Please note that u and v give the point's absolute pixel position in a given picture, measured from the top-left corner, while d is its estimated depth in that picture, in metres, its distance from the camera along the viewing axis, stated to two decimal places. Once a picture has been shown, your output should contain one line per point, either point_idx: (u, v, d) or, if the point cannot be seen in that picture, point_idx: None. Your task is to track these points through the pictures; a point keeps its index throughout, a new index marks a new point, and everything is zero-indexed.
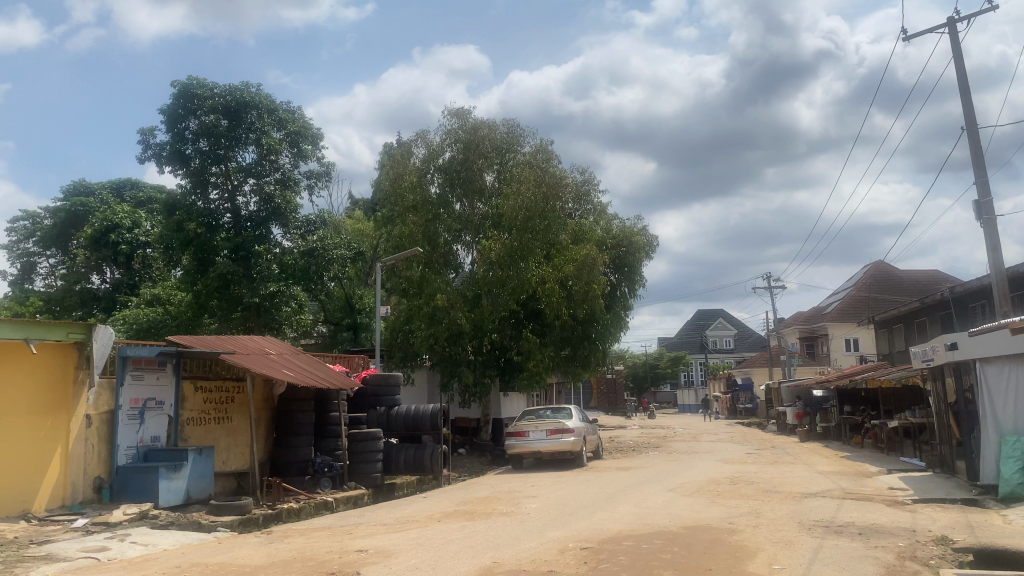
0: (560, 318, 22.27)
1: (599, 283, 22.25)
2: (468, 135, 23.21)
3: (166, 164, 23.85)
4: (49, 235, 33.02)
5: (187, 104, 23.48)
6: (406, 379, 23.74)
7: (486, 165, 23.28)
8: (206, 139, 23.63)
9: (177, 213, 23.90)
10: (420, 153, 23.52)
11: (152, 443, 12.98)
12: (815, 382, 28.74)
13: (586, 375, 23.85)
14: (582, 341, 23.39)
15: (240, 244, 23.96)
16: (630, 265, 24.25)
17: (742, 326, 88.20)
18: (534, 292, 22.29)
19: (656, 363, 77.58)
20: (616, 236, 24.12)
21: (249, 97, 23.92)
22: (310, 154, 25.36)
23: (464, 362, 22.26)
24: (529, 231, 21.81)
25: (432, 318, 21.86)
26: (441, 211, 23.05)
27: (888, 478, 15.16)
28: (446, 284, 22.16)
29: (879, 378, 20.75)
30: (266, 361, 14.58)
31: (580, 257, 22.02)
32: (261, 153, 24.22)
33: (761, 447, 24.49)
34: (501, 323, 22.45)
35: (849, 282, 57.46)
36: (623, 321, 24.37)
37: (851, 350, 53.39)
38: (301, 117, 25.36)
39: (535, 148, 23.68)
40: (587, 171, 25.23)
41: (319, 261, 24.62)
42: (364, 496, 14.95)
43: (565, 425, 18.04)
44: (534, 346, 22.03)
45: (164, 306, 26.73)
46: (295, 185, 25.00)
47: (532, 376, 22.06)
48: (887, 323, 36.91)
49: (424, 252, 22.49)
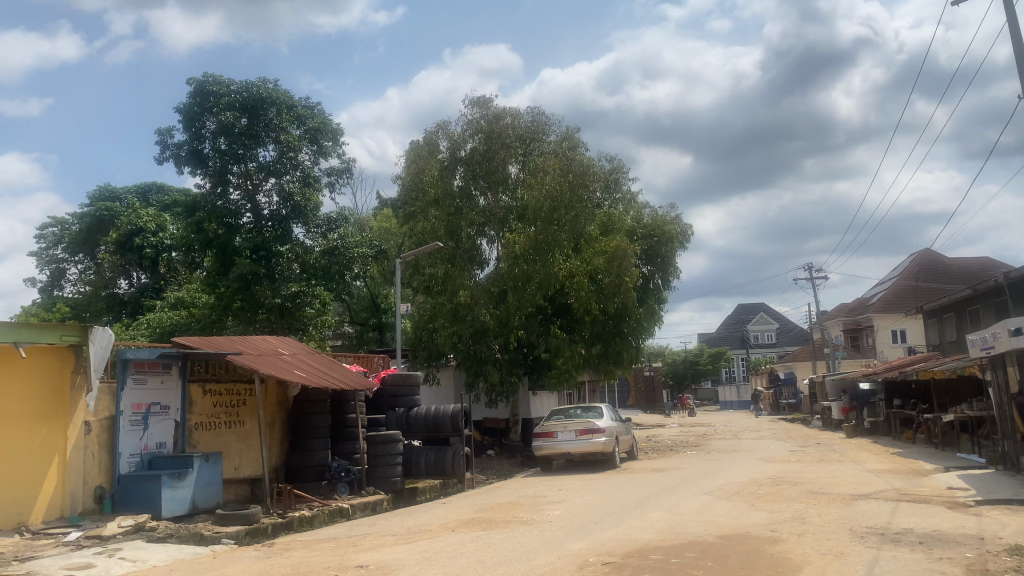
0: (589, 313, 21.36)
1: (631, 275, 21.23)
2: (490, 125, 22.38)
3: (184, 165, 23.40)
4: (76, 240, 32.98)
5: (203, 102, 23.02)
6: (431, 379, 23.04)
7: (510, 156, 22.41)
8: (225, 137, 23.13)
9: (197, 213, 23.45)
10: (443, 146, 22.73)
11: (157, 450, 12.38)
12: (861, 375, 27.40)
13: (619, 372, 22.90)
14: (613, 337, 22.42)
15: (260, 244, 23.42)
16: (663, 255, 23.15)
17: (783, 319, 86.19)
18: (562, 287, 21.42)
19: (695, 359, 76.10)
20: (649, 226, 23.03)
21: (266, 93, 23.38)
22: (330, 150, 24.70)
23: (491, 360, 21.49)
24: (555, 223, 20.92)
25: (455, 316, 21.10)
26: (465, 205, 22.22)
27: (945, 477, 14.01)
28: (471, 281, 21.43)
29: (931, 369, 19.50)
30: (278, 361, 13.92)
31: (610, 248, 21.02)
32: (280, 151, 23.65)
33: (805, 444, 23.31)
34: (528, 318, 21.62)
35: (894, 271, 55.52)
36: (657, 314, 23.31)
37: (898, 342, 51.53)
38: (320, 113, 24.73)
39: (561, 137, 22.75)
40: (615, 159, 24.28)
41: (341, 260, 23.71)
42: (383, 502, 14.18)
43: (595, 424, 17.12)
44: (563, 343, 21.17)
45: (188, 309, 26.35)
46: (316, 183, 24.45)
47: (562, 374, 21.20)
48: (936, 312, 35.29)
49: (448, 247, 21.73)
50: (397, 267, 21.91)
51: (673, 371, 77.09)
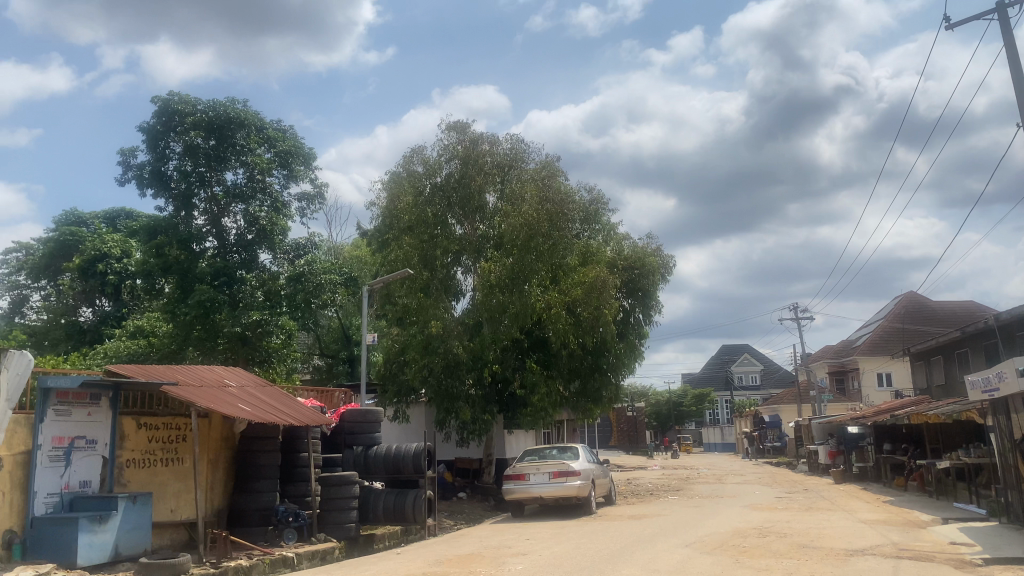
0: (567, 346, 20.32)
1: (611, 307, 20.21)
2: (467, 150, 21.51)
3: (146, 186, 22.32)
4: (38, 266, 31.70)
5: (168, 122, 22.01)
6: (401, 415, 21.88)
7: (487, 182, 21.48)
8: (190, 158, 22.11)
9: (158, 236, 22.40)
10: (420, 171, 21.80)
11: (80, 489, 11.08)
12: (848, 418, 26.41)
13: (598, 411, 21.78)
14: (592, 373, 21.31)
15: (224, 270, 22.34)
16: (645, 288, 22.11)
17: (768, 362, 85.39)
18: (538, 319, 20.44)
19: (680, 400, 74.96)
20: (630, 258, 22.04)
21: (234, 112, 22.37)
22: (301, 174, 23.70)
23: (462, 396, 20.37)
24: (532, 251, 19.97)
25: (427, 348, 19.90)
26: (440, 233, 21.18)
27: (944, 529, 12.95)
28: (445, 313, 20.40)
29: (924, 413, 18.54)
30: (222, 394, 12.76)
31: (589, 279, 20.01)
32: (248, 173, 22.67)
33: (792, 490, 22.20)
34: (503, 352, 20.57)
35: (879, 313, 54.91)
36: (639, 350, 22.21)
37: (884, 386, 50.58)
38: (291, 135, 23.76)
39: (541, 164, 21.89)
40: (595, 189, 23.47)
41: (307, 287, 22.57)
42: (334, 550, 12.97)
43: (570, 467, 15.94)
44: (539, 379, 20.10)
45: (147, 338, 25.11)
46: (286, 209, 23.52)
47: (537, 413, 20.03)
48: (924, 355, 34.48)
49: (420, 276, 20.72)
50: (365, 294, 21.02)
51: (657, 413, 75.79)
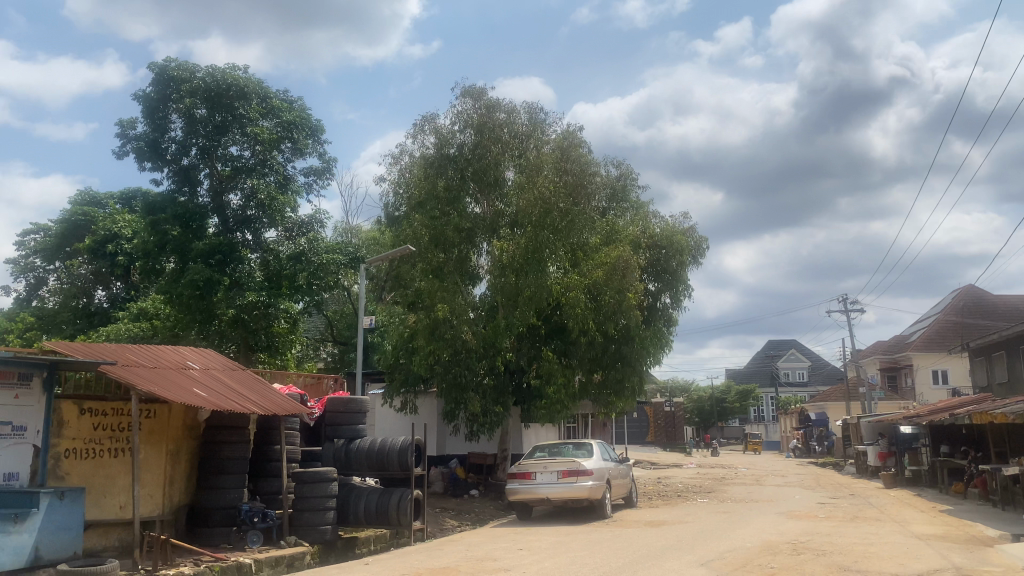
0: (586, 332, 18.45)
1: (634, 290, 18.41)
2: (482, 118, 19.67)
3: (144, 160, 21.00)
4: (50, 247, 30.97)
5: (165, 89, 20.64)
6: (408, 407, 20.31)
7: (504, 154, 19.68)
8: (190, 128, 20.70)
9: (156, 213, 21.04)
10: (431, 143, 20.09)
11: (3, 483, 9.60)
12: (901, 415, 24.14)
13: (622, 405, 19.76)
14: (613, 363, 19.31)
15: (226, 248, 20.76)
16: (673, 269, 20.10)
17: (816, 358, 82.11)
18: (555, 304, 18.69)
19: (723, 397, 72.31)
20: (656, 236, 19.96)
21: (234, 80, 20.92)
22: (308, 148, 22.26)
23: (472, 387, 18.75)
24: (548, 228, 18.25)
25: (433, 333, 18.20)
26: (453, 210, 19.33)
27: (1016, 549, 10.93)
28: (459, 296, 18.59)
29: (990, 412, 16.35)
30: (179, 378, 11.33)
31: (610, 259, 18.19)
32: (251, 146, 21.25)
33: (836, 494, 20.13)
34: (517, 338, 18.97)
35: (935, 307, 51.93)
36: (667, 340, 20.20)
37: (940, 384, 47.60)
38: (298, 106, 22.33)
39: (562, 135, 20.01)
40: (623, 163, 21.77)
41: (309, 266, 20.96)
42: (305, 556, 11.38)
43: (581, 466, 14.13)
44: (555, 367, 18.28)
45: (150, 321, 23.98)
46: (293, 186, 22.06)
47: (553, 405, 18.21)
48: (984, 351, 31.87)
49: (430, 257, 19.06)
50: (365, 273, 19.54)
51: (698, 408, 73.18)
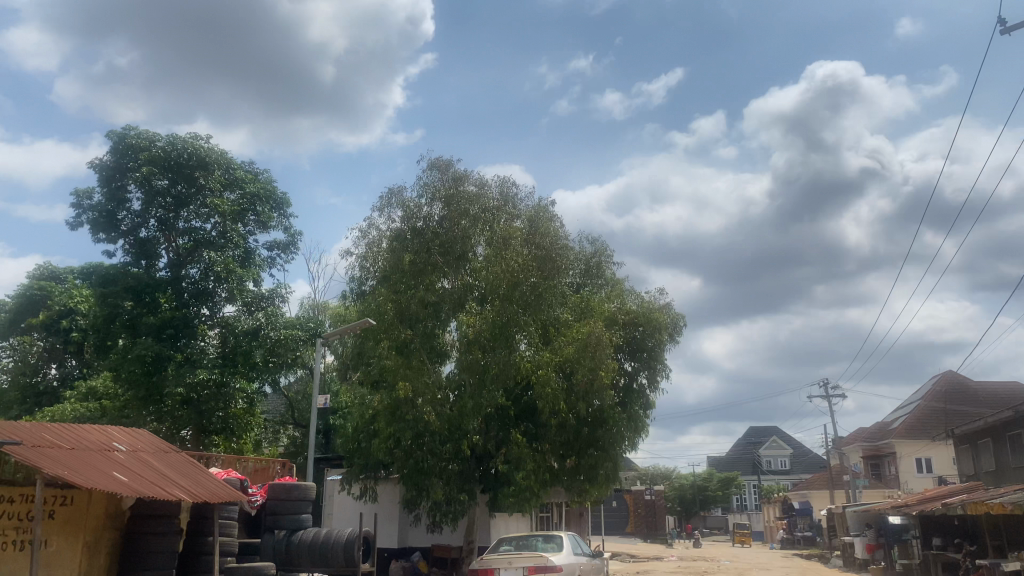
0: (557, 413, 17.44)
1: (608, 368, 17.41)
2: (450, 191, 19.08)
3: (98, 231, 20.11)
4: (2, 323, 29.70)
5: (122, 158, 19.89)
6: (367, 495, 18.97)
7: (473, 227, 18.94)
8: (148, 199, 19.96)
9: (107, 286, 20.01)
10: (398, 217, 19.37)
11: None
12: (889, 505, 23.04)
13: (596, 493, 18.57)
14: (587, 448, 18.21)
15: (182, 322, 19.77)
16: (650, 348, 19.07)
17: (798, 445, 80.76)
18: (526, 382, 17.92)
19: (704, 485, 70.50)
20: (632, 313, 19.07)
21: (195, 150, 20.25)
22: (272, 221, 21.50)
23: (436, 473, 17.45)
24: (515, 304, 17.63)
25: (394, 414, 17.22)
26: (421, 283, 18.45)
27: None
28: (426, 377, 17.56)
29: (987, 502, 15.40)
30: (99, 460, 10.14)
31: (582, 334, 17.34)
32: (211, 217, 20.42)
33: None
34: (484, 421, 17.90)
35: (916, 394, 51.31)
36: (644, 424, 19.08)
37: (925, 472, 46.51)
38: (263, 179, 21.65)
39: (533, 209, 19.46)
40: (598, 241, 20.93)
41: (267, 343, 19.96)
42: None
43: (549, 561, 12.90)
44: (525, 452, 17.13)
45: (100, 401, 22.66)
46: (255, 260, 21.22)
47: (521, 494, 16.91)
48: (969, 438, 31.02)
49: (395, 334, 18.09)
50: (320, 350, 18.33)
51: (680, 497, 71.15)
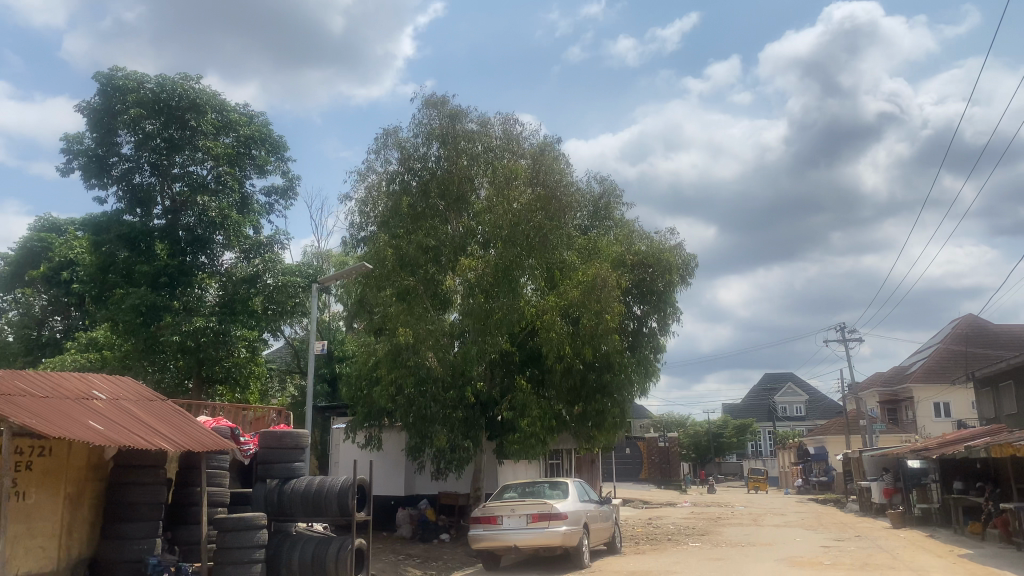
0: (562, 359, 16.86)
1: (614, 310, 16.72)
2: (449, 130, 18.26)
3: (88, 178, 19.34)
4: (4, 276, 29.40)
5: (109, 99, 19.02)
6: (371, 444, 18.58)
7: (474, 168, 18.13)
8: (140, 143, 19.07)
9: (100, 234, 19.39)
10: (394, 159, 18.61)
11: None
12: (908, 449, 22.44)
13: (604, 440, 18.05)
14: (593, 394, 17.63)
15: (184, 269, 19.30)
16: (660, 290, 18.31)
17: (813, 392, 80.28)
18: (531, 327, 17.32)
19: (719, 432, 70.36)
20: (641, 253, 18.24)
21: (185, 91, 19.37)
22: (268, 165, 20.74)
23: (439, 420, 16.97)
24: (518, 245, 16.90)
25: (395, 360, 16.65)
26: (420, 228, 17.80)
27: None
28: (429, 321, 16.93)
29: (1012, 444, 14.76)
30: (73, 408, 9.61)
31: (588, 276, 16.62)
32: (206, 162, 19.64)
33: (842, 536, 18.40)
34: (488, 368, 17.44)
35: (935, 337, 50.44)
36: (654, 368, 18.46)
37: (942, 416, 45.89)
38: (259, 121, 20.80)
39: (536, 147, 18.58)
40: (607, 180, 20.05)
41: (265, 290, 19.39)
42: None
43: (554, 508, 12.40)
44: (530, 399, 16.60)
45: (101, 352, 22.27)
46: (253, 206, 20.53)
47: (526, 441, 16.42)
48: (991, 381, 30.26)
49: (395, 280, 17.53)
50: (314, 298, 17.53)
51: (694, 444, 71.04)
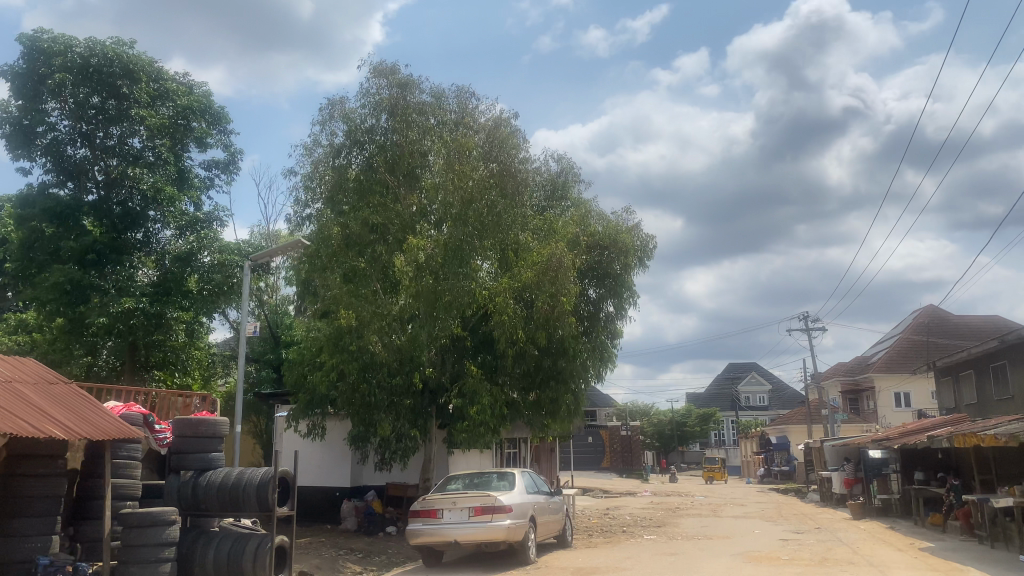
0: (515, 344, 16.04)
1: (569, 292, 15.93)
2: (397, 102, 17.27)
3: (12, 148, 17.95)
4: None
5: (33, 63, 17.72)
6: (315, 433, 17.65)
7: (425, 141, 17.17)
8: (71, 111, 17.90)
9: (24, 208, 17.97)
10: (340, 131, 17.59)
11: None
12: (869, 438, 22.03)
13: (557, 429, 17.28)
14: (547, 380, 16.83)
15: (119, 246, 18.17)
16: (617, 273, 17.61)
17: (776, 381, 80.60)
18: (483, 311, 16.48)
19: (683, 421, 70.30)
20: (597, 234, 17.50)
21: (118, 56, 18.03)
22: (208, 137, 19.60)
23: (384, 408, 16.09)
24: (470, 223, 16.03)
25: (337, 345, 15.76)
26: (367, 205, 16.84)
27: None
28: (375, 301, 16.00)
29: (975, 434, 14.29)
30: None
31: (542, 258, 15.78)
32: (139, 132, 18.33)
33: (801, 528, 17.87)
34: (438, 353, 16.51)
35: (896, 328, 50.54)
36: (610, 354, 17.76)
37: (902, 406, 46.00)
38: (199, 91, 19.63)
39: (490, 120, 17.66)
40: (564, 158, 19.29)
41: (199, 270, 18.39)
42: None
43: (498, 501, 11.59)
44: (480, 385, 15.72)
45: (30, 335, 20.94)
46: (192, 180, 19.38)
47: (475, 429, 15.61)
48: (951, 371, 30.11)
49: (340, 260, 16.57)
50: (242, 271, 16.51)
51: (658, 433, 70.86)
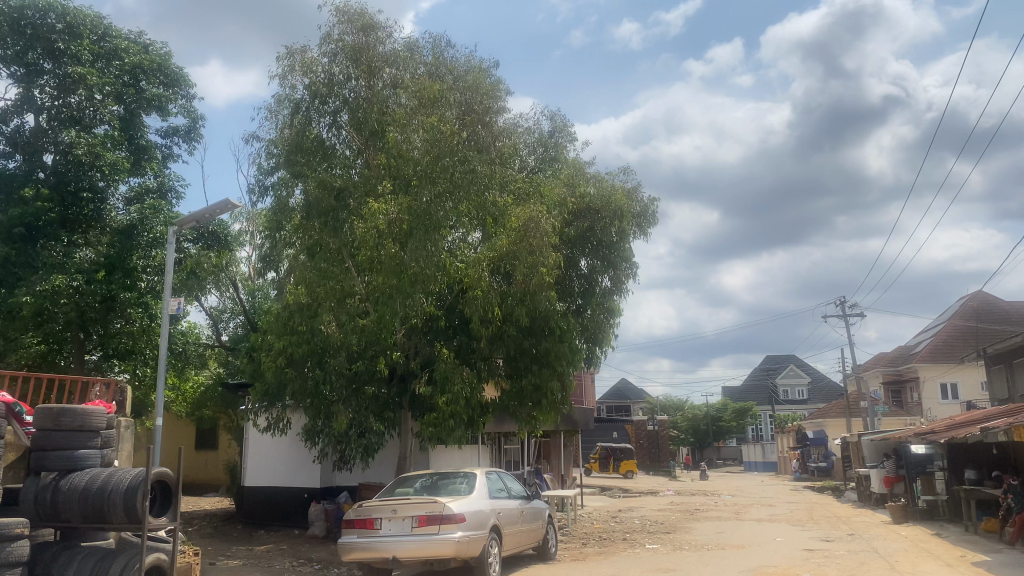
0: (490, 322, 13.96)
1: (551, 262, 13.82)
2: (363, 49, 14.98)
3: None
4: None
5: None
6: (277, 427, 15.60)
7: (395, 95, 14.93)
8: (13, 72, 16.40)
9: None
10: (301, 86, 15.20)
11: None
12: (911, 431, 19.50)
13: (545, 422, 15.08)
14: (530, 366, 14.71)
15: (71, 218, 16.73)
16: (612, 242, 15.44)
17: (815, 374, 77.32)
18: (459, 285, 14.30)
19: (717, 416, 67.42)
20: (587, 197, 15.31)
21: (53, 7, 16.28)
22: (164, 100, 17.78)
23: (344, 398, 14.02)
24: (439, 184, 13.87)
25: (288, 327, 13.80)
26: (325, 165, 14.75)
27: None
28: (335, 275, 13.86)
29: None
30: None
31: (521, 221, 13.59)
32: (82, 92, 16.52)
33: (832, 536, 15.47)
34: (406, 334, 14.42)
35: (942, 315, 47.44)
36: (605, 335, 15.60)
37: (949, 398, 42.95)
38: (154, 50, 17.86)
39: (470, 72, 15.51)
40: (557, 117, 17.12)
41: (141, 243, 16.66)
42: None
43: (447, 509, 9.47)
44: (454, 371, 13.51)
45: None
46: (148, 148, 17.60)
47: (444, 422, 13.54)
48: (1004, 358, 27.33)
49: (296, 231, 14.52)
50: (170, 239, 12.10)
51: (692, 428, 67.99)
